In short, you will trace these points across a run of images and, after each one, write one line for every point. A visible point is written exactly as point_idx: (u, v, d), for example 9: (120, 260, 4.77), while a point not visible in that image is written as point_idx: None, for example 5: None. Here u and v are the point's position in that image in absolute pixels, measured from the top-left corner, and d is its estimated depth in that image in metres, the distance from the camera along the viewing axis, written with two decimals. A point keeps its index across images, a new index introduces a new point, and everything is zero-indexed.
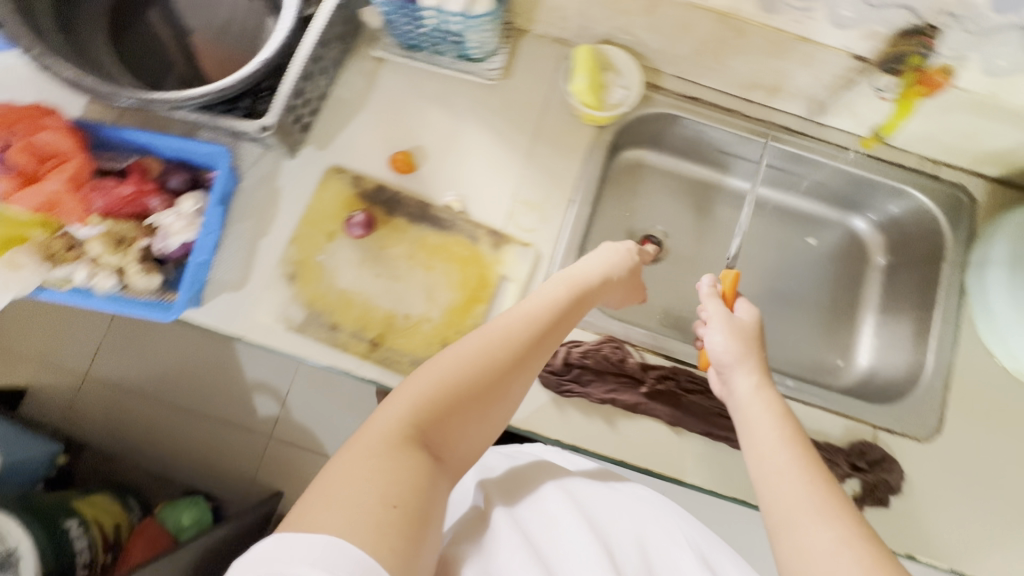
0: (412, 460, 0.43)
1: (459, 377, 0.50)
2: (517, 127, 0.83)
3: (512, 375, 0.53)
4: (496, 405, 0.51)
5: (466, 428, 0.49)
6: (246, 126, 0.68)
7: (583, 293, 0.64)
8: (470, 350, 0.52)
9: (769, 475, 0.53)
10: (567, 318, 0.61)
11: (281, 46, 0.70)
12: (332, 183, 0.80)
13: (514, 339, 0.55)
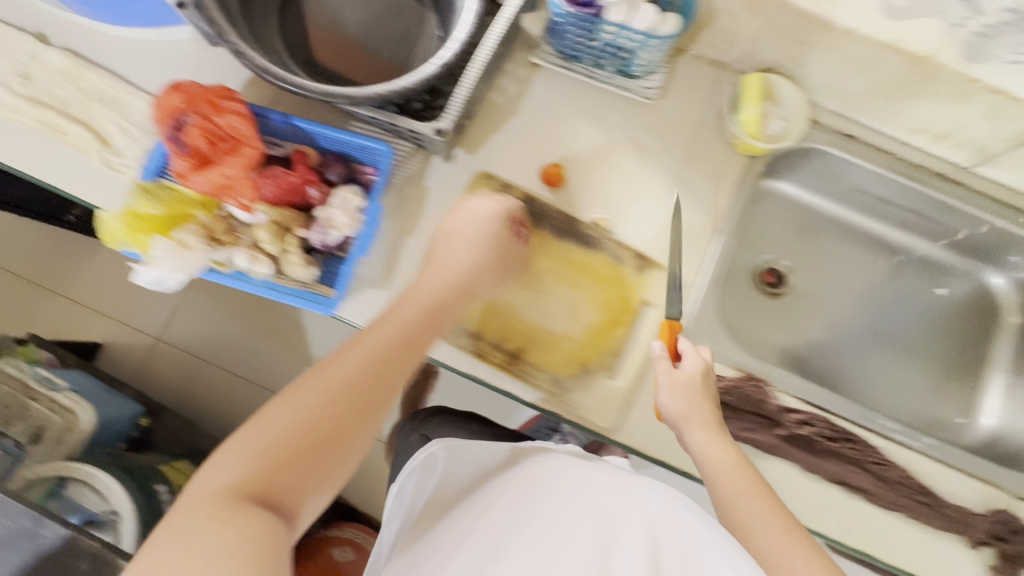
0: (251, 517, 0.41)
1: (292, 431, 0.48)
2: (669, 150, 0.82)
3: (351, 419, 0.50)
4: (336, 451, 0.49)
5: (311, 477, 0.47)
6: (423, 128, 0.67)
7: (432, 317, 0.62)
8: (290, 400, 0.50)
9: (740, 531, 0.59)
10: (419, 347, 0.58)
11: (461, 49, 0.69)
12: (480, 189, 0.79)
13: (305, 384, 0.51)
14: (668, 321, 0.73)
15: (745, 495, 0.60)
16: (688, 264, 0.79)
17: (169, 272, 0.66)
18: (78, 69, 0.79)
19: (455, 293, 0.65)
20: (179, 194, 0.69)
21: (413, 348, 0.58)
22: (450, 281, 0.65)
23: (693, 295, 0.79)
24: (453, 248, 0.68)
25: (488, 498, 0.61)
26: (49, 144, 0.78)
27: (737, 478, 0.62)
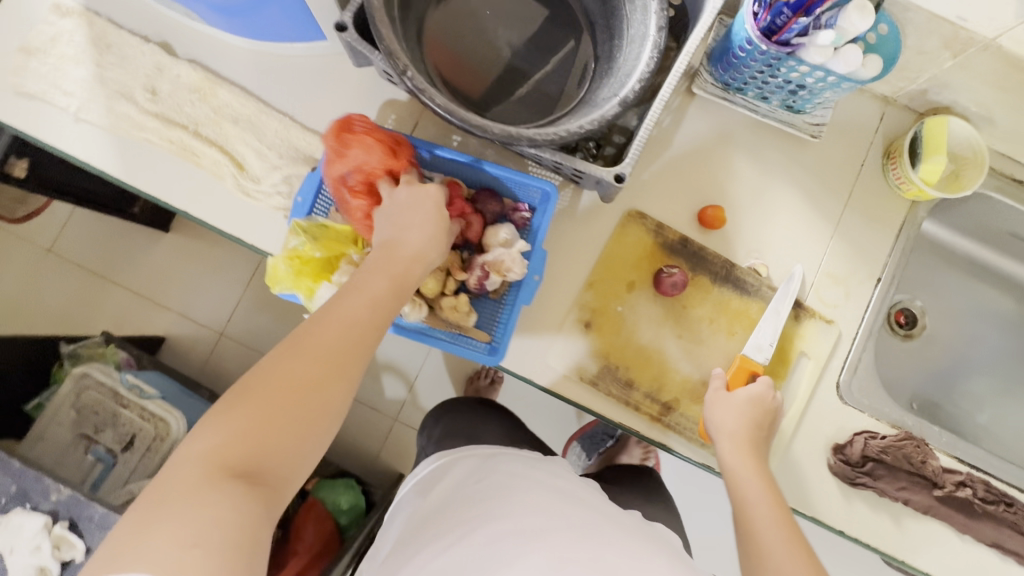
0: (231, 500, 0.40)
1: (268, 402, 0.46)
2: (829, 192, 0.77)
3: (330, 391, 0.49)
4: (316, 423, 0.48)
5: (298, 445, 0.46)
6: (604, 173, 0.63)
7: (400, 285, 0.57)
8: (258, 369, 0.48)
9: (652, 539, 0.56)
10: (387, 317, 0.55)
11: (643, 87, 0.64)
12: (633, 228, 0.75)
13: (281, 359, 0.49)
14: (739, 361, 0.70)
15: (758, 498, 0.59)
16: (847, 314, 0.76)
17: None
18: (208, 85, 0.74)
19: (409, 261, 0.59)
20: (335, 233, 0.67)
21: (378, 322, 0.54)
22: (404, 254, 0.58)
23: (852, 347, 0.75)
24: (409, 218, 0.61)
25: (480, 511, 0.65)
26: (180, 166, 0.74)
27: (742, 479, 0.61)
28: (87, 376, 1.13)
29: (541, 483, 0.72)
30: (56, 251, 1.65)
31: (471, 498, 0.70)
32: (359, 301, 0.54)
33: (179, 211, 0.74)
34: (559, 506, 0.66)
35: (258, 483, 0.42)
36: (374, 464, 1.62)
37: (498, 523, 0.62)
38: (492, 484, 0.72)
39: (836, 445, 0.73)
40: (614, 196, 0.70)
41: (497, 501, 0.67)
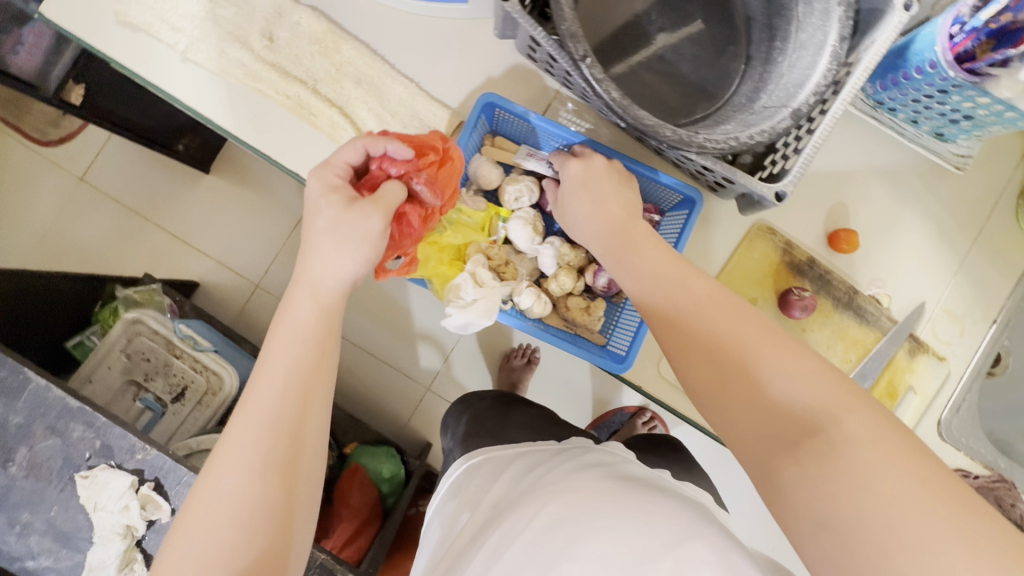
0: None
1: (213, 535, 0.40)
2: (959, 225, 0.75)
3: (276, 487, 0.42)
4: (279, 528, 0.42)
5: (266, 556, 0.41)
6: (764, 189, 0.60)
7: (321, 339, 0.48)
8: (196, 495, 0.43)
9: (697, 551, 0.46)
10: (304, 374, 0.46)
11: (814, 101, 0.60)
12: (761, 242, 0.72)
13: (208, 481, 0.43)
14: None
15: (679, 278, 0.48)
16: (959, 352, 0.75)
17: (476, 317, 0.64)
18: (331, 37, 0.68)
19: (305, 312, 0.48)
20: (464, 219, 0.68)
21: (306, 389, 0.45)
22: (303, 317, 0.48)
23: (958, 386, 0.75)
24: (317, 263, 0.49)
25: (494, 521, 0.56)
26: (295, 124, 0.68)
27: (647, 263, 0.51)
28: (140, 323, 1.09)
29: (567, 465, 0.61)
30: (88, 180, 1.57)
31: (493, 509, 0.59)
32: (277, 376, 0.45)
33: (289, 173, 0.69)
34: (574, 512, 0.51)
35: None
36: (403, 432, 1.57)
37: (511, 527, 0.52)
38: (510, 495, 0.59)
39: None
40: (753, 212, 0.67)
41: (515, 504, 0.56)
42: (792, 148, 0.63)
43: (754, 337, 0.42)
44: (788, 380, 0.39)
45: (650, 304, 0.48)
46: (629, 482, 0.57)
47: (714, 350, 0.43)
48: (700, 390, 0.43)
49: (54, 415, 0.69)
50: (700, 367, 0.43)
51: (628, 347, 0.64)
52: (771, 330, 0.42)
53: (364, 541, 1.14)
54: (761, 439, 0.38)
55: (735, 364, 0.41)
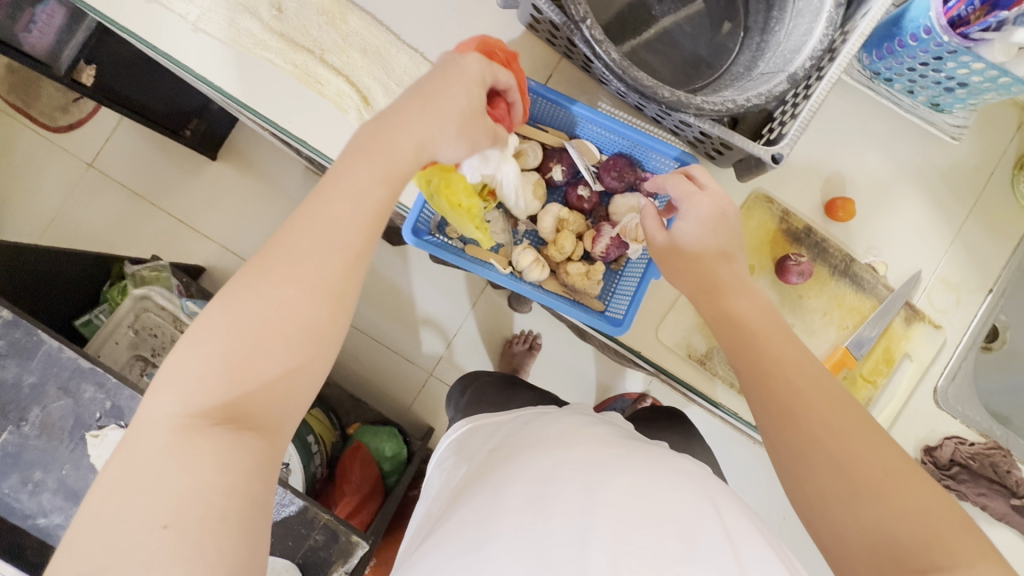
0: (212, 453, 0.36)
1: (238, 341, 0.39)
2: (956, 196, 0.76)
3: (320, 315, 0.41)
4: (310, 352, 0.41)
5: (288, 382, 0.40)
6: (761, 151, 0.61)
7: (398, 189, 0.45)
8: (235, 297, 0.40)
9: (672, 499, 0.48)
10: (374, 228, 0.44)
11: (811, 66, 0.61)
12: (758, 211, 0.73)
13: (248, 286, 0.40)
14: (840, 354, 0.71)
15: (798, 376, 0.48)
16: (955, 321, 0.76)
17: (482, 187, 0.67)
18: (338, 9, 0.70)
19: (398, 150, 0.44)
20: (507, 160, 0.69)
21: (365, 251, 0.43)
22: (399, 161, 0.44)
23: (955, 354, 0.76)
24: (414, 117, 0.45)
25: (493, 470, 0.56)
26: (302, 93, 0.70)
27: (766, 344, 0.50)
28: (147, 300, 1.11)
29: (580, 429, 0.61)
30: (96, 166, 1.59)
31: (496, 458, 0.60)
32: (348, 211, 0.43)
33: (296, 141, 0.71)
34: (590, 460, 0.52)
35: (248, 427, 0.38)
36: (405, 416, 1.58)
37: (512, 484, 0.52)
38: (506, 449, 0.61)
39: (926, 448, 0.75)
40: (750, 177, 0.69)
41: (517, 458, 0.56)
42: (789, 114, 0.64)
43: (875, 455, 0.43)
44: (898, 513, 0.40)
45: (762, 389, 0.48)
46: (635, 445, 0.60)
47: (816, 442, 0.44)
48: (828, 499, 0.43)
49: (67, 376, 0.71)
50: (823, 472, 0.43)
51: (625, 310, 0.65)
52: (876, 427, 0.45)
53: (366, 515, 1.16)
54: (869, 549, 0.40)
55: (860, 482, 0.42)
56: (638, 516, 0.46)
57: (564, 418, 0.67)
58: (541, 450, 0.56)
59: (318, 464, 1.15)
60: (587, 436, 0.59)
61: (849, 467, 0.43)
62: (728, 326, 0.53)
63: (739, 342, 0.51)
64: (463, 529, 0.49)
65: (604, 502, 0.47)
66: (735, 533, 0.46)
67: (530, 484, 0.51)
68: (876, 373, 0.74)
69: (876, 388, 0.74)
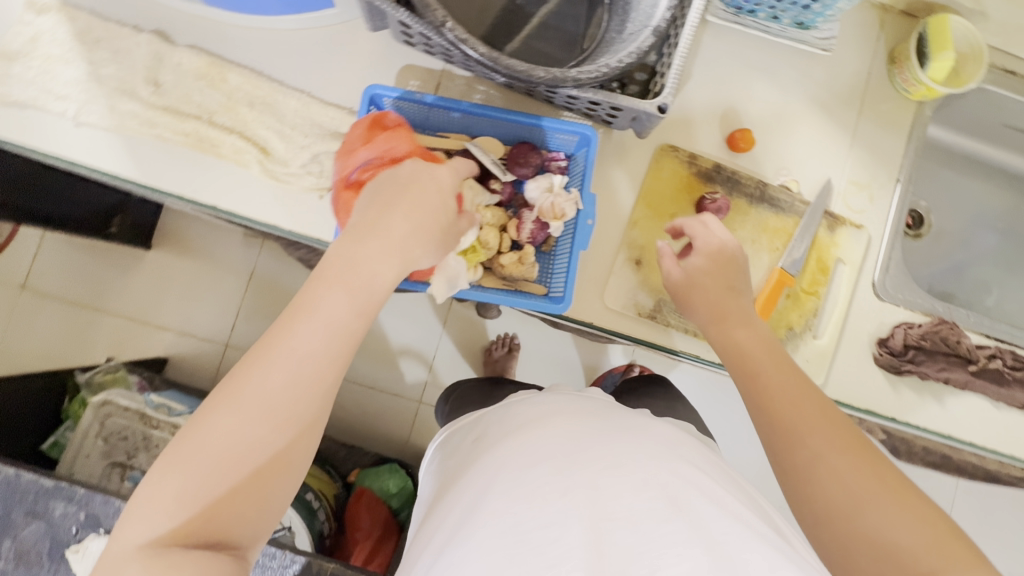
0: (187, 566, 0.38)
1: (204, 474, 0.40)
2: (844, 102, 0.81)
3: (280, 433, 0.43)
4: (271, 476, 0.43)
5: (256, 500, 0.42)
6: (646, 106, 0.64)
7: (373, 311, 0.49)
8: (197, 434, 0.42)
9: (628, 466, 0.48)
10: (346, 347, 0.47)
11: (671, 16, 0.64)
12: (666, 161, 0.76)
13: (209, 418, 0.42)
14: (776, 276, 0.74)
15: (798, 397, 0.50)
16: (874, 217, 0.80)
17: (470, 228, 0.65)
18: (215, 70, 0.71)
19: (378, 272, 0.49)
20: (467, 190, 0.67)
21: (330, 367, 0.45)
22: (365, 266, 0.49)
23: (882, 248, 0.80)
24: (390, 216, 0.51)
25: (471, 468, 0.56)
26: (199, 159, 0.70)
27: (767, 367, 0.54)
28: (110, 403, 1.09)
29: (557, 408, 0.60)
30: (30, 286, 1.55)
31: (475, 454, 0.59)
32: (315, 332, 0.45)
33: (208, 208, 0.71)
34: (569, 445, 0.52)
35: (221, 547, 0.40)
36: (406, 449, 1.56)
37: (487, 482, 0.50)
38: (484, 443, 0.60)
39: (879, 339, 0.78)
40: (647, 132, 0.71)
41: (491, 453, 0.55)
42: (665, 65, 0.67)
43: (872, 471, 0.44)
44: (898, 525, 0.41)
45: (767, 408, 0.51)
46: (603, 414, 0.59)
47: (813, 454, 0.46)
48: (819, 510, 0.44)
49: (32, 499, 0.70)
50: (828, 488, 0.44)
51: (563, 286, 0.67)
52: (867, 444, 0.47)
53: (383, 558, 1.15)
54: (874, 557, 0.41)
55: (856, 496, 0.43)
56: (616, 491, 0.46)
57: (545, 400, 0.67)
58: (518, 439, 0.55)
59: (323, 520, 1.13)
60: (563, 417, 0.57)
61: (850, 479, 0.44)
62: (733, 353, 0.57)
63: (744, 368, 0.56)
64: (442, 529, 0.50)
65: (586, 484, 0.47)
66: (710, 493, 0.47)
67: (505, 482, 0.49)
68: (815, 286, 0.77)
69: (819, 298, 0.77)
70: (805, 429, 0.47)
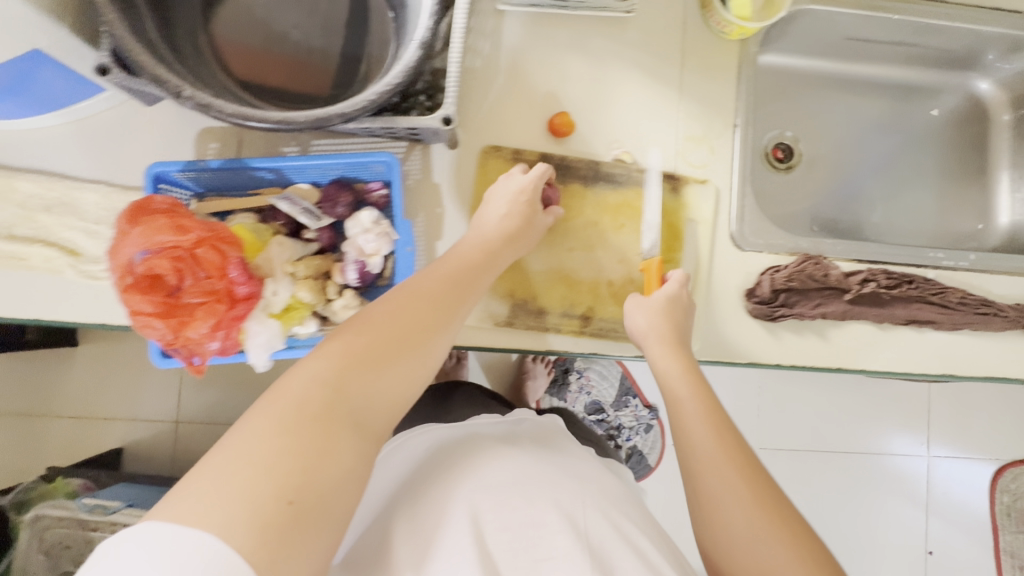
0: (321, 433, 0.41)
1: (357, 348, 0.47)
2: (663, 59, 0.78)
3: (430, 344, 0.51)
4: (406, 371, 0.49)
5: (384, 397, 0.46)
6: (429, 122, 0.62)
7: (484, 273, 0.60)
8: (347, 330, 0.49)
9: (580, 513, 0.57)
10: (470, 295, 0.57)
11: (435, 22, 0.61)
12: (492, 163, 0.74)
13: (359, 324, 0.49)
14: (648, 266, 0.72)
15: (712, 432, 0.57)
16: (718, 168, 0.78)
17: (276, 291, 0.61)
18: (5, 182, 0.68)
19: (491, 247, 0.62)
20: (269, 249, 0.63)
21: (454, 307, 0.55)
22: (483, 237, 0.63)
23: (733, 198, 0.78)
24: (495, 220, 0.64)
25: (452, 478, 0.61)
26: (11, 276, 0.68)
27: (691, 395, 0.61)
28: (43, 517, 1.07)
29: (525, 446, 0.66)
30: None
31: (439, 474, 0.62)
32: (442, 280, 0.56)
33: (33, 323, 0.69)
34: (530, 470, 0.61)
35: (355, 420, 0.43)
36: None
37: (469, 506, 0.56)
38: (449, 459, 0.64)
39: (747, 291, 0.77)
40: (453, 140, 0.70)
41: (467, 474, 0.61)
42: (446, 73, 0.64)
43: (767, 510, 0.52)
44: (782, 558, 0.49)
45: (686, 430, 0.58)
46: (563, 456, 0.67)
47: (718, 487, 0.54)
48: (719, 538, 0.52)
49: None
50: (732, 517, 0.52)
51: None
52: (760, 482, 0.54)
53: None
54: None
55: (749, 531, 0.51)
56: (565, 524, 0.55)
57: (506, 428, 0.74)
58: (501, 466, 0.61)
59: None
60: (540, 454, 0.65)
61: (746, 510, 0.52)
62: (667, 375, 0.63)
63: (673, 394, 0.62)
64: (425, 537, 0.56)
65: (543, 516, 0.56)
66: (624, 531, 0.58)
67: (494, 505, 0.56)
68: (671, 252, 0.76)
69: (678, 264, 0.75)
70: (715, 463, 0.55)
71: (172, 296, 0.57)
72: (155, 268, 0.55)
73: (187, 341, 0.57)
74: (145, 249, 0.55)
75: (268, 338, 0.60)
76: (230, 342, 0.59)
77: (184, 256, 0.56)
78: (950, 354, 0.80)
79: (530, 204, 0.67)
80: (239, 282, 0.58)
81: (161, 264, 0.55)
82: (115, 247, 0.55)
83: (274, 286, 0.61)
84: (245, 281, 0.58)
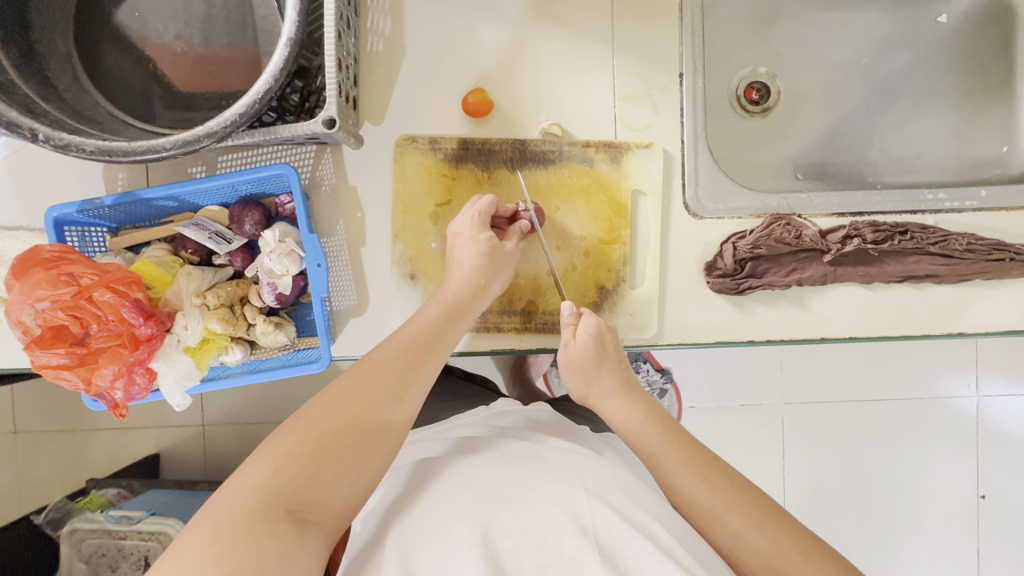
0: (259, 538, 0.40)
1: (304, 438, 0.46)
2: (591, 9, 0.68)
3: (384, 422, 0.49)
4: (359, 455, 0.47)
5: (335, 488, 0.45)
6: (311, 127, 0.57)
7: (444, 330, 0.57)
8: (301, 416, 0.48)
9: (579, 506, 0.47)
10: (429, 357, 0.54)
11: (300, 11, 0.54)
12: (408, 157, 0.68)
13: (313, 407, 0.48)
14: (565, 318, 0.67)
15: (664, 443, 0.55)
16: (665, 127, 0.68)
17: (187, 323, 0.60)
18: None
19: (453, 295, 0.59)
20: (177, 281, 0.62)
21: (411, 374, 0.52)
22: (450, 290, 0.60)
23: (685, 159, 0.69)
24: (454, 270, 0.61)
25: (434, 501, 0.51)
26: None
27: (641, 410, 0.59)
28: (76, 529, 1.08)
29: (524, 449, 0.56)
30: None
31: (420, 505, 0.52)
32: (397, 347, 0.54)
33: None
34: (536, 473, 0.51)
35: (302, 517, 0.43)
36: None
37: (463, 523, 0.47)
38: (429, 485, 0.54)
39: (707, 265, 0.68)
40: (358, 139, 0.65)
41: (455, 488, 0.51)
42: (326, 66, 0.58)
43: (732, 497, 0.49)
44: (767, 550, 0.46)
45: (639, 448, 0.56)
46: (575, 453, 0.56)
47: (683, 495, 0.51)
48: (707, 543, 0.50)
49: None
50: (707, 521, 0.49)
51: (320, 344, 0.64)
52: (718, 473, 0.51)
53: None
54: None
55: (733, 532, 0.48)
56: (557, 529, 0.45)
57: (508, 430, 0.62)
58: (490, 475, 0.52)
59: None
60: (551, 453, 0.55)
61: (767, 557, 0.46)
62: (628, 396, 0.60)
63: (637, 414, 0.59)
64: (414, 560, 0.46)
65: (545, 513, 0.47)
66: (649, 530, 0.46)
67: (489, 514, 0.47)
68: (616, 231, 0.68)
69: (625, 244, 0.68)
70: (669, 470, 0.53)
71: (79, 345, 0.56)
72: (57, 319, 0.55)
73: (99, 389, 0.57)
74: (44, 304, 0.55)
75: (185, 374, 0.60)
76: (138, 387, 0.58)
77: (78, 305, 0.55)
78: (961, 310, 0.69)
79: (483, 237, 0.61)
80: (138, 323, 0.57)
81: (59, 315, 0.55)
82: (13, 309, 0.55)
83: (184, 318, 0.60)
84: (144, 323, 0.57)
